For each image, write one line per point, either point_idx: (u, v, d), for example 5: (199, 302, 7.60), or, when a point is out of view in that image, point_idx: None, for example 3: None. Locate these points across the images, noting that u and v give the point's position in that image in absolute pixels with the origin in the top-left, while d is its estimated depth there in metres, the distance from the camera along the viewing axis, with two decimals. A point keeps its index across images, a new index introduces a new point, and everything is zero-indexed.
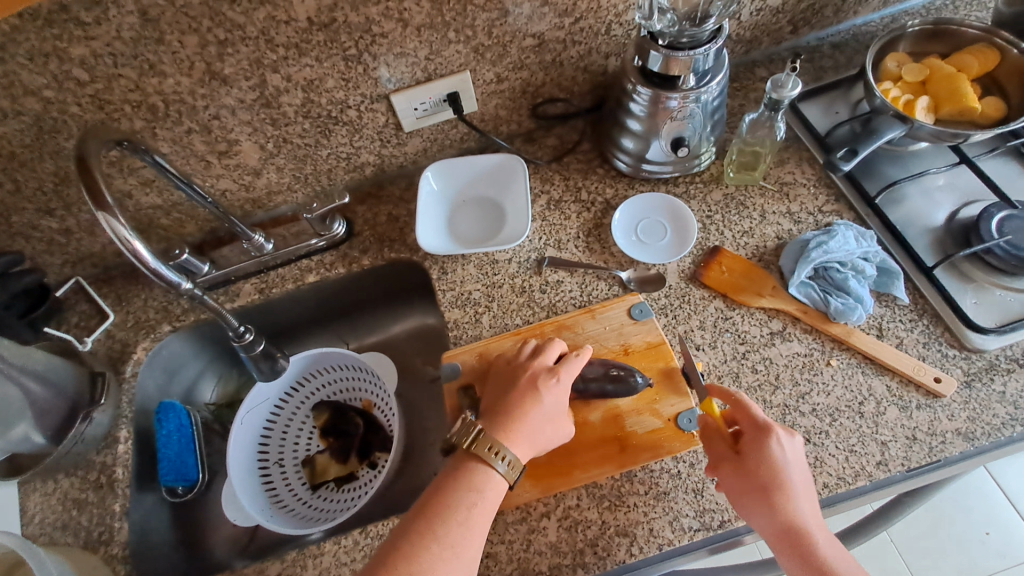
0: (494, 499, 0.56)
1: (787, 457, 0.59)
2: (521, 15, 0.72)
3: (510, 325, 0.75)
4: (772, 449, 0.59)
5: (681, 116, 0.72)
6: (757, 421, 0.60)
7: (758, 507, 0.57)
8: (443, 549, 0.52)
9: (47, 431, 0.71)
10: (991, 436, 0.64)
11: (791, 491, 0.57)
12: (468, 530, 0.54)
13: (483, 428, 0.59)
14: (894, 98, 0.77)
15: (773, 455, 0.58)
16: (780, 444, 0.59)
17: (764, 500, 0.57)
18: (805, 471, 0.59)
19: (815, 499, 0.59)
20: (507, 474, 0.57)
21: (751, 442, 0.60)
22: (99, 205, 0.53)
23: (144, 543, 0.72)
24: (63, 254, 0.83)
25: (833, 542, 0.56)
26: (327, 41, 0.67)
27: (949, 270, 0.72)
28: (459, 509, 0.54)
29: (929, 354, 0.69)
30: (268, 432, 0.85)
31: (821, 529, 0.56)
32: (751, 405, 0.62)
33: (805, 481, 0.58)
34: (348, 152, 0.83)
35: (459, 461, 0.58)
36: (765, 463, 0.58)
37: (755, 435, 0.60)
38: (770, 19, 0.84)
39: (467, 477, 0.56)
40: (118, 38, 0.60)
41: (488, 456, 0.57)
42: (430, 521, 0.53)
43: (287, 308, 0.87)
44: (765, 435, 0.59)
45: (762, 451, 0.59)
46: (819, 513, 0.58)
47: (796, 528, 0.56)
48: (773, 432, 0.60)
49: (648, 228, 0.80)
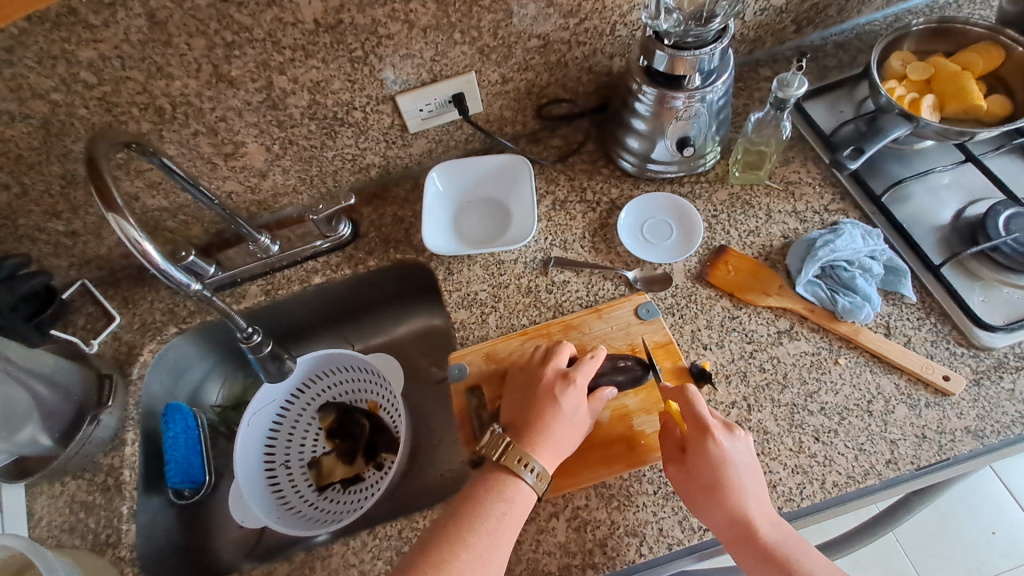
0: (522, 509, 0.58)
1: (731, 452, 0.59)
2: (526, 16, 0.72)
3: (516, 325, 0.75)
4: (713, 447, 0.59)
5: (687, 116, 0.72)
6: (698, 421, 0.60)
7: (708, 506, 0.58)
8: (472, 558, 0.54)
9: (54, 434, 0.71)
10: (1001, 433, 0.64)
11: (732, 491, 0.57)
12: (497, 540, 0.55)
13: (511, 440, 0.60)
14: (899, 96, 0.77)
15: (716, 453, 0.59)
16: (722, 441, 0.59)
17: (713, 499, 0.58)
18: (749, 465, 0.59)
19: (764, 490, 0.59)
20: (536, 486, 0.59)
21: (693, 442, 0.60)
22: (109, 207, 0.53)
23: (151, 545, 0.72)
24: (69, 257, 0.83)
25: (785, 531, 0.57)
26: (334, 42, 0.67)
27: (956, 269, 0.72)
28: (490, 519, 0.56)
29: (937, 352, 0.68)
30: (274, 433, 0.85)
31: (771, 519, 0.57)
32: (693, 405, 0.61)
33: (749, 475, 0.59)
34: (353, 154, 0.83)
35: (489, 473, 0.60)
36: (709, 463, 0.58)
37: (695, 434, 0.60)
38: (774, 18, 0.85)
39: (498, 487, 0.58)
40: (126, 40, 0.60)
41: (516, 468, 0.59)
42: (460, 529, 0.55)
43: (293, 309, 0.88)
44: (705, 434, 0.59)
45: (705, 451, 0.59)
46: (768, 504, 0.59)
47: (746, 524, 0.57)
48: (714, 429, 0.60)
49: (654, 228, 0.80)
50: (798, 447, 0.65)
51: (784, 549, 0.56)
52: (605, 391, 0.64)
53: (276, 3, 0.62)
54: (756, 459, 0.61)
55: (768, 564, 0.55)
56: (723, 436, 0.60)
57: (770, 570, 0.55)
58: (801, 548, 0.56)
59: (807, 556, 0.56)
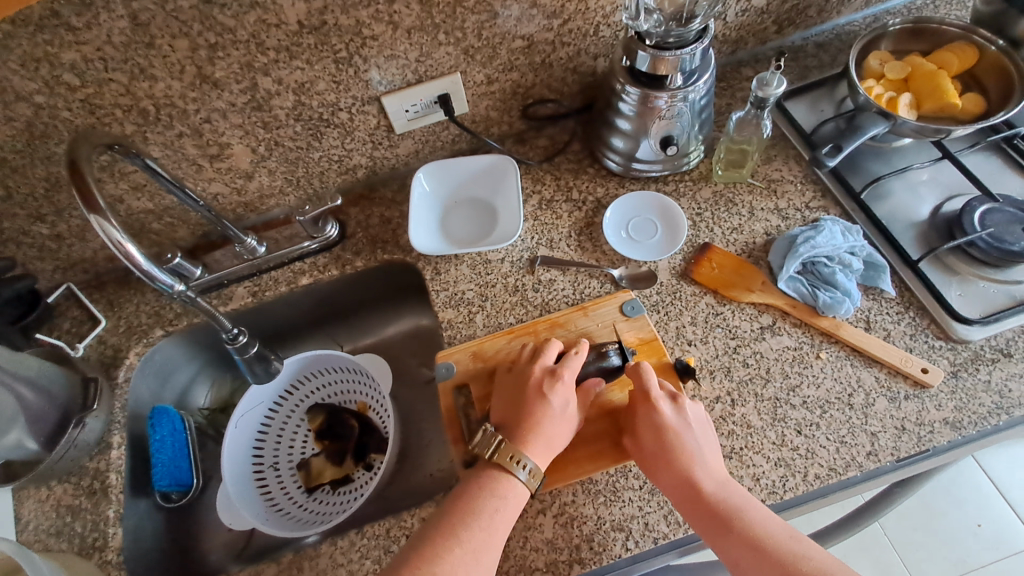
0: (516, 505, 0.59)
1: (675, 418, 0.61)
2: (510, 17, 0.73)
3: (503, 324, 0.76)
4: (656, 414, 0.61)
5: (669, 115, 0.73)
6: (644, 391, 0.63)
7: (656, 470, 0.60)
8: (465, 554, 0.54)
9: (39, 437, 0.70)
10: (978, 424, 0.65)
11: (672, 451, 0.59)
12: (490, 536, 0.56)
13: (504, 439, 0.61)
14: (877, 94, 0.79)
15: (657, 419, 0.61)
16: (665, 408, 0.62)
17: (659, 462, 0.60)
18: (695, 430, 0.61)
19: (716, 455, 0.61)
20: (529, 483, 0.59)
21: (640, 411, 0.63)
22: (91, 208, 0.53)
23: (138, 548, 0.72)
24: (54, 260, 0.82)
25: (733, 490, 0.58)
26: (318, 44, 0.67)
27: (934, 263, 0.73)
28: (483, 514, 0.57)
29: (916, 346, 0.70)
30: (262, 435, 0.85)
31: (718, 479, 0.59)
32: (641, 375, 0.64)
33: (696, 438, 0.61)
34: (339, 155, 0.83)
35: (482, 471, 0.60)
36: (652, 428, 0.61)
37: (642, 403, 0.63)
38: (755, 19, 0.86)
39: (491, 485, 0.59)
40: (109, 42, 0.60)
41: (509, 465, 0.59)
42: (454, 526, 0.56)
43: (280, 311, 0.88)
44: (648, 402, 0.62)
45: (648, 418, 0.62)
46: (719, 467, 0.60)
47: (691, 484, 0.58)
48: (658, 398, 0.62)
49: (639, 226, 0.81)
50: (780, 441, 0.66)
51: (730, 506, 0.57)
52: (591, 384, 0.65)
53: (260, 4, 0.62)
54: (709, 428, 0.63)
55: (714, 522, 0.56)
56: (669, 405, 0.62)
57: (713, 523, 0.56)
58: (750, 507, 0.57)
59: (755, 513, 0.56)
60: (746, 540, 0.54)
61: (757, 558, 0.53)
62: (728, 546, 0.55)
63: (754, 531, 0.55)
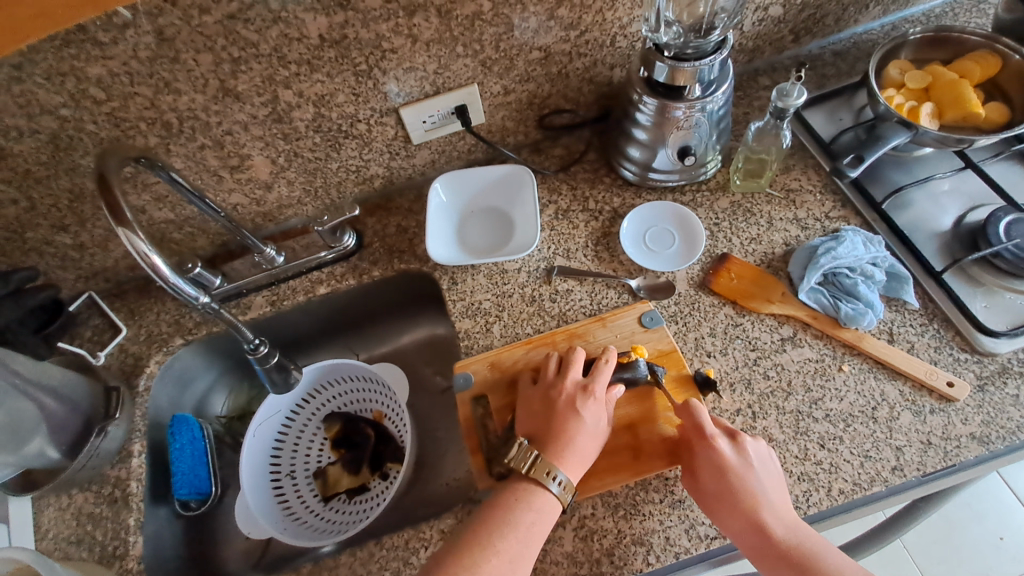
0: (551, 518, 0.59)
1: (737, 459, 0.60)
2: (527, 29, 0.73)
3: (521, 334, 0.76)
4: (716, 453, 0.60)
5: (687, 125, 0.73)
6: (701, 432, 0.62)
7: (722, 515, 0.59)
8: (502, 563, 0.54)
9: (60, 446, 0.71)
10: (1006, 439, 0.64)
11: (748, 497, 0.59)
12: (526, 547, 0.56)
13: (540, 453, 0.61)
14: (898, 104, 0.78)
15: (719, 460, 0.60)
16: (725, 447, 0.61)
17: (723, 506, 0.59)
18: (757, 469, 0.60)
19: (779, 490, 0.60)
20: (562, 496, 0.59)
21: (698, 450, 0.62)
22: (119, 221, 0.53)
23: (157, 557, 0.72)
24: (76, 269, 0.83)
25: (804, 534, 0.57)
26: (338, 57, 0.68)
27: (957, 274, 0.73)
28: (520, 526, 0.57)
29: (941, 358, 0.69)
30: (279, 443, 0.85)
31: (786, 522, 0.58)
32: (696, 410, 0.63)
33: (758, 478, 0.60)
34: (357, 165, 0.84)
35: (516, 484, 0.60)
36: (715, 473, 0.60)
37: (698, 442, 0.62)
38: (772, 28, 0.85)
39: (526, 497, 0.59)
40: (134, 57, 0.61)
41: (543, 478, 0.59)
42: (491, 533, 0.56)
43: (298, 319, 0.88)
44: (707, 441, 0.61)
45: (710, 460, 0.60)
46: (785, 507, 0.59)
47: (751, 514, 0.58)
48: (715, 436, 0.61)
49: (657, 236, 0.81)
50: (803, 455, 0.65)
51: (802, 552, 0.56)
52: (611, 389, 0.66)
53: (282, 19, 0.62)
54: (769, 460, 0.62)
55: (786, 567, 0.56)
56: (727, 443, 0.61)
57: (792, 571, 0.56)
58: (822, 548, 0.57)
59: (831, 561, 0.56)
60: None
61: None
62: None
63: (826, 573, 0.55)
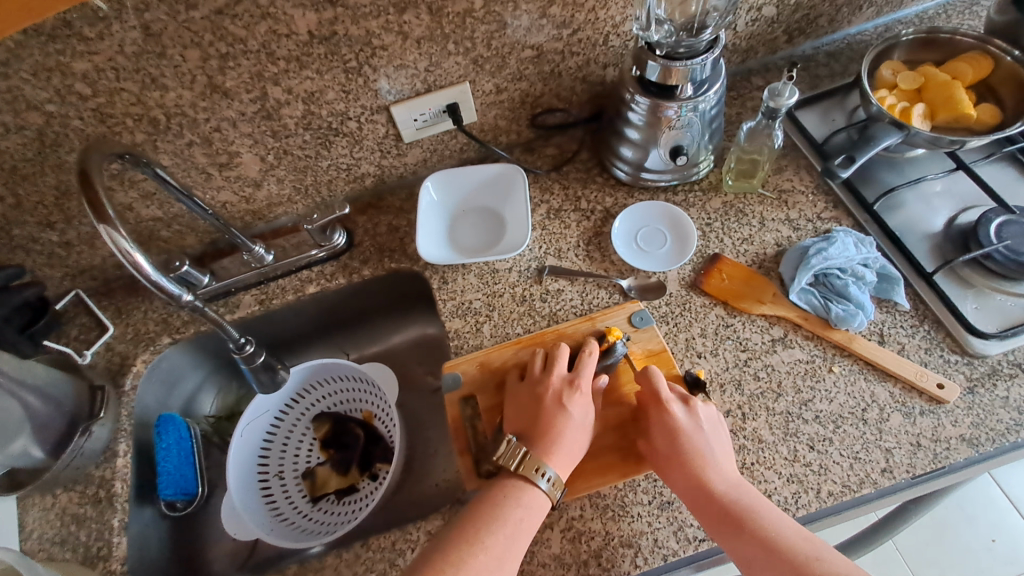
0: (539, 514, 0.58)
1: (687, 420, 0.61)
2: (519, 27, 0.72)
3: (511, 334, 0.75)
4: (667, 415, 0.61)
5: (679, 125, 0.72)
6: (654, 393, 0.63)
7: (668, 472, 0.60)
8: (490, 560, 0.53)
9: (45, 446, 0.70)
10: (995, 441, 0.64)
11: (693, 455, 0.59)
12: (513, 543, 0.55)
13: (528, 449, 0.61)
14: (890, 105, 0.78)
15: (669, 421, 0.61)
16: (678, 411, 0.61)
17: (671, 464, 0.60)
18: (707, 431, 0.61)
19: (728, 453, 0.61)
20: (551, 492, 0.59)
21: (653, 415, 0.62)
22: (101, 218, 0.53)
23: (142, 558, 0.72)
24: (63, 267, 0.83)
25: (745, 493, 0.57)
26: (328, 53, 0.67)
27: (949, 276, 0.72)
28: (507, 522, 0.56)
29: (931, 360, 0.69)
30: (268, 444, 0.84)
31: (729, 481, 0.58)
32: (652, 375, 0.64)
33: (707, 438, 0.61)
34: (347, 163, 0.83)
35: (504, 481, 0.60)
36: (664, 431, 0.61)
37: (653, 406, 0.63)
38: (765, 29, 0.85)
39: (515, 494, 0.58)
40: (120, 52, 0.60)
41: (532, 475, 0.59)
42: (479, 531, 0.55)
43: (286, 318, 0.87)
44: (659, 402, 0.62)
45: (660, 419, 0.62)
46: (731, 469, 0.60)
47: (694, 472, 0.59)
48: (669, 400, 0.62)
49: (648, 236, 0.80)
50: (793, 456, 0.65)
51: (741, 508, 0.56)
52: (597, 380, 0.66)
53: (270, 15, 0.62)
54: (722, 426, 0.63)
55: (725, 523, 0.56)
56: (681, 406, 0.62)
57: (729, 527, 0.56)
58: (763, 507, 0.56)
59: (769, 519, 0.55)
60: (761, 545, 0.54)
61: (772, 564, 0.53)
62: (740, 550, 0.55)
63: (764, 531, 0.54)
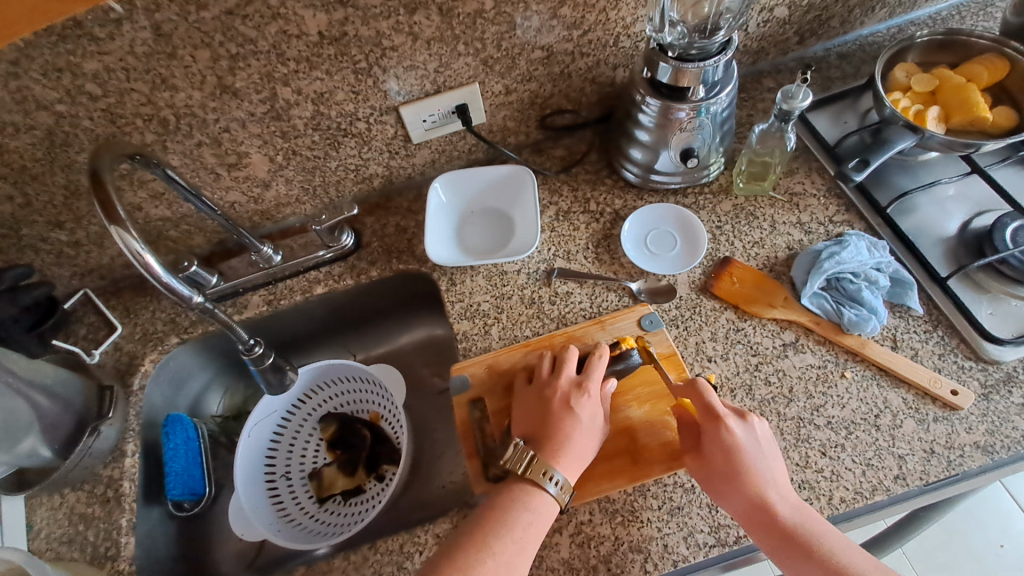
0: (547, 519, 0.58)
1: (745, 437, 0.60)
2: (530, 28, 0.72)
3: (519, 336, 0.75)
4: (725, 432, 0.60)
5: (691, 127, 0.72)
6: (710, 409, 0.61)
7: (723, 490, 0.59)
8: (498, 565, 0.53)
9: (53, 445, 0.70)
10: (1010, 449, 0.63)
11: (752, 474, 0.58)
12: (521, 549, 0.55)
13: (536, 453, 0.60)
14: (904, 108, 0.77)
15: (727, 438, 0.59)
16: (735, 426, 0.60)
17: (726, 482, 0.59)
18: (764, 448, 0.60)
19: (784, 471, 0.60)
20: (559, 497, 0.59)
21: (707, 430, 0.61)
22: (111, 218, 0.52)
23: (149, 558, 0.71)
24: (71, 267, 0.83)
25: (807, 515, 0.57)
26: (338, 54, 0.67)
27: (963, 281, 0.72)
28: (516, 527, 0.56)
29: (945, 366, 0.68)
30: (275, 444, 0.84)
31: (790, 501, 0.58)
32: (706, 389, 0.62)
33: (764, 456, 0.60)
34: (356, 164, 0.83)
35: (512, 485, 0.59)
36: (722, 449, 0.59)
37: (707, 421, 0.61)
38: (777, 30, 0.85)
39: (522, 498, 0.58)
40: (131, 53, 0.60)
41: (539, 478, 0.58)
42: (487, 536, 0.55)
43: (294, 319, 0.87)
44: (716, 419, 0.61)
45: (716, 435, 0.60)
46: (787, 487, 0.59)
47: (754, 492, 0.58)
48: (725, 415, 0.61)
49: (658, 239, 0.80)
50: (804, 462, 0.64)
51: (803, 531, 0.56)
52: (606, 384, 0.65)
53: (281, 15, 0.62)
54: (774, 442, 0.62)
55: (786, 546, 0.56)
56: (737, 422, 0.61)
57: (792, 551, 0.55)
58: (824, 531, 0.56)
59: (832, 545, 0.55)
60: (824, 568, 0.54)
61: None
62: (803, 574, 0.55)
63: (829, 558, 0.54)
